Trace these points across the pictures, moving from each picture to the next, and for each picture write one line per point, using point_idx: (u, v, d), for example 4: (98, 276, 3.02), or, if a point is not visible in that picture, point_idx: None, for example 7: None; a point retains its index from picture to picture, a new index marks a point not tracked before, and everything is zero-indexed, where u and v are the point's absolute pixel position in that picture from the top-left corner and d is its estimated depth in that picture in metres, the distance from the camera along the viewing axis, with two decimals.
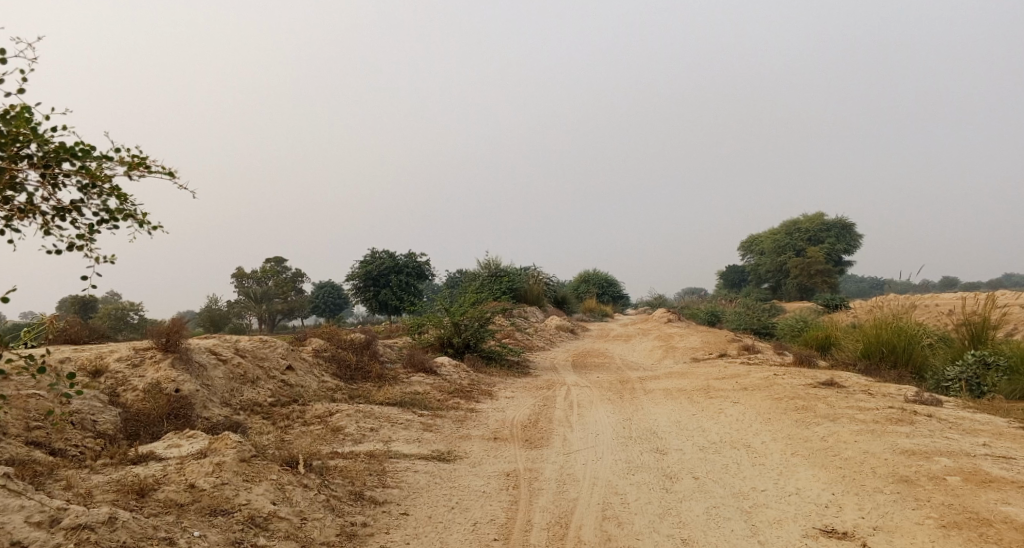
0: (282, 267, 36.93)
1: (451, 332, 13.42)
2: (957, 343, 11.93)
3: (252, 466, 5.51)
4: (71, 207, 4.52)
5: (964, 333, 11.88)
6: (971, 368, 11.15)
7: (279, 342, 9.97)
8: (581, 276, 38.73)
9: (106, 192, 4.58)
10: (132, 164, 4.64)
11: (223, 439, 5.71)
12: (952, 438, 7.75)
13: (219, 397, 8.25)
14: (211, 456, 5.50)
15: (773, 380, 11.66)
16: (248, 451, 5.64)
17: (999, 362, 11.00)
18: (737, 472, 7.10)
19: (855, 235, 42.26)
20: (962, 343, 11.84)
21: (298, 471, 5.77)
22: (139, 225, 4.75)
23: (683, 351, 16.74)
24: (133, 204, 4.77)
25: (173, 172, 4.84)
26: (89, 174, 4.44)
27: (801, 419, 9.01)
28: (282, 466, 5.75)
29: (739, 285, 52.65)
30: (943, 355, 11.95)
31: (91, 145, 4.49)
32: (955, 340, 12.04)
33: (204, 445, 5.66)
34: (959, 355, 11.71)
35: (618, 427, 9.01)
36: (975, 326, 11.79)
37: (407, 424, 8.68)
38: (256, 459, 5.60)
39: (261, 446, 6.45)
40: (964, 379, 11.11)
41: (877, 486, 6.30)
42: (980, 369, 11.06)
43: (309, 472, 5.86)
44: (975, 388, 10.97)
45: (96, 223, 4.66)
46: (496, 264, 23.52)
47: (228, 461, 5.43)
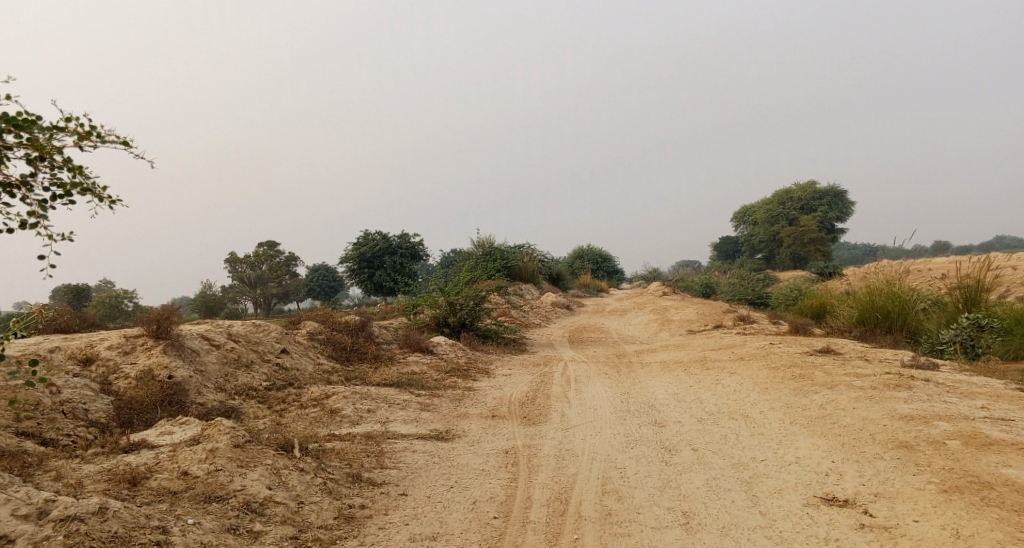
0: (275, 251, 36.76)
1: (446, 311, 13.35)
2: (951, 307, 11.97)
3: (246, 451, 5.45)
4: (21, 182, 4.41)
5: (958, 297, 11.95)
6: (965, 331, 11.15)
7: (273, 326, 9.88)
8: (576, 252, 38.64)
9: (56, 165, 4.48)
10: (82, 135, 4.53)
11: (216, 425, 5.63)
12: (950, 402, 7.73)
13: (213, 382, 8.17)
14: (204, 442, 5.43)
15: (769, 349, 11.64)
16: (242, 436, 5.58)
17: (993, 324, 11.00)
18: (736, 443, 7.08)
19: (848, 203, 42.22)
20: (956, 306, 11.89)
21: (294, 455, 5.71)
22: (97, 199, 4.64)
23: (679, 323, 16.72)
24: (89, 178, 4.67)
25: (128, 142, 4.71)
26: (34, 146, 4.33)
27: (799, 388, 8.99)
28: (277, 451, 5.69)
29: (733, 256, 52.65)
30: (937, 319, 11.97)
31: (37, 116, 4.37)
32: (949, 304, 12.05)
33: (197, 432, 5.59)
34: (953, 319, 11.75)
35: (617, 401, 8.99)
36: (969, 290, 11.86)
37: (404, 404, 8.63)
38: (250, 444, 5.54)
39: (256, 431, 6.39)
40: (959, 341, 11.13)
41: (877, 453, 6.28)
42: (974, 332, 11.06)
43: (305, 455, 5.80)
44: (970, 350, 10.97)
45: (51, 199, 4.56)
46: (490, 242, 23.42)
47: (222, 448, 5.36)
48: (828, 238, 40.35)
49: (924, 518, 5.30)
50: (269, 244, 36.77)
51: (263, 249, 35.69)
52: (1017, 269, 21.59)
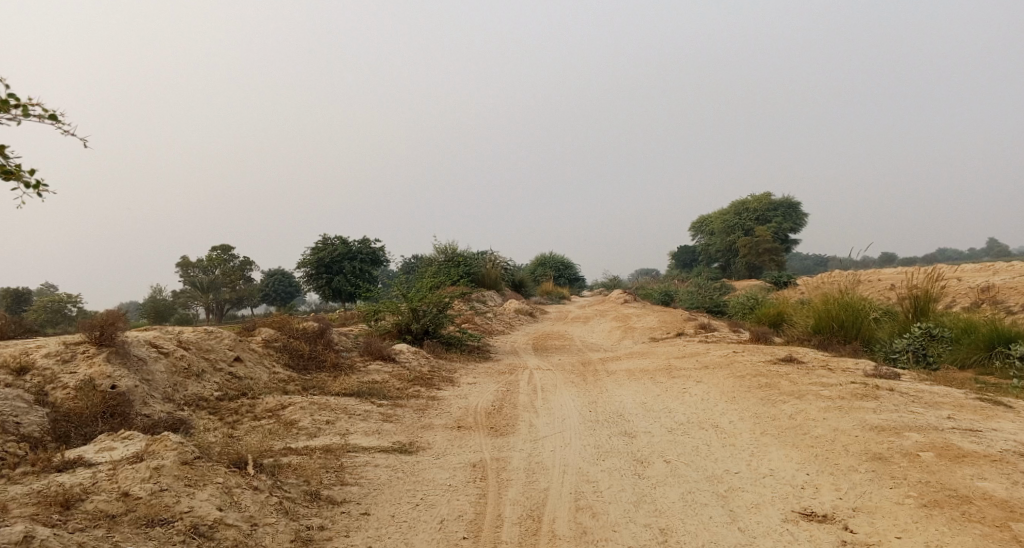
0: (229, 256, 35.89)
1: (409, 318, 13.01)
2: (901, 316, 12.00)
3: (195, 469, 5.06)
4: None
5: (907, 306, 11.98)
6: (917, 340, 11.17)
7: (226, 333, 9.44)
8: (537, 259, 38.49)
9: None
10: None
11: (162, 440, 5.22)
12: (918, 412, 7.68)
13: (161, 392, 7.74)
14: (149, 459, 5.04)
15: (733, 357, 11.56)
16: (191, 452, 5.19)
17: (945, 334, 11.08)
18: (709, 454, 6.90)
19: (801, 214, 42.87)
20: (906, 316, 11.94)
21: (248, 472, 5.34)
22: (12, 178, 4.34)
23: (642, 331, 16.61)
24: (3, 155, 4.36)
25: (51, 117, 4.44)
26: None
27: (766, 397, 8.88)
28: (229, 468, 5.31)
29: (691, 265, 53.07)
30: (888, 329, 11.99)
31: None
32: (899, 313, 12.09)
33: (141, 447, 5.18)
34: (904, 329, 11.80)
35: (584, 411, 8.77)
36: (918, 299, 11.93)
37: (365, 415, 8.29)
38: (199, 461, 5.15)
39: (207, 445, 6.00)
40: (911, 350, 11.15)
41: (852, 465, 6.15)
42: (925, 340, 11.10)
43: (260, 473, 5.43)
44: (923, 359, 10.96)
45: None
46: (452, 248, 23.10)
47: (168, 466, 4.97)
48: (783, 248, 40.89)
49: (906, 534, 5.18)
50: (224, 248, 35.86)
51: (217, 253, 34.80)
52: (963, 280, 22.04)
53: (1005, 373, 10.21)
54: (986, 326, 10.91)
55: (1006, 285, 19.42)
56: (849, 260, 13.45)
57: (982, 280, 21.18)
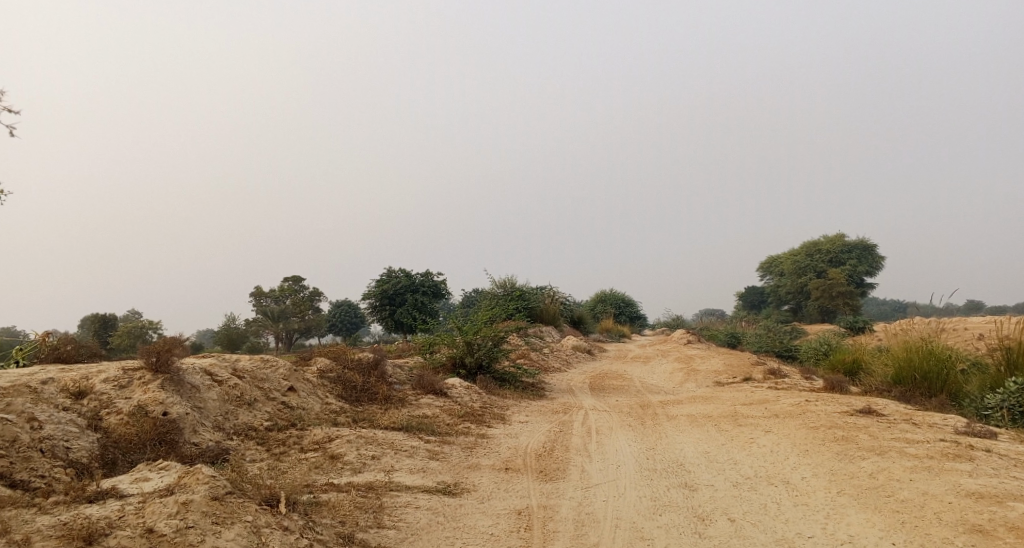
0: (299, 286, 36.51)
1: (463, 351, 12.73)
2: (992, 369, 11.05)
3: (225, 505, 4.82)
4: None
5: (999, 358, 11.05)
6: (1013, 396, 10.29)
7: (280, 362, 9.29)
8: (600, 296, 37.87)
9: None
10: None
11: (194, 474, 4.99)
12: (1021, 478, 6.89)
13: (211, 420, 7.60)
14: (178, 494, 4.82)
15: (804, 406, 10.81)
16: (223, 487, 4.95)
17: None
18: (778, 514, 6.31)
19: (878, 257, 41.06)
20: (998, 368, 11.00)
21: (279, 510, 5.07)
22: None
23: (706, 374, 15.90)
24: None
25: None
26: None
27: (843, 452, 8.18)
28: (260, 505, 5.04)
29: (759, 307, 51.50)
30: (978, 382, 11.05)
31: None
32: (990, 365, 11.18)
33: (173, 479, 4.98)
34: (997, 383, 10.85)
35: (641, 458, 8.25)
36: (1010, 350, 10.99)
37: (412, 451, 7.97)
38: (230, 496, 4.90)
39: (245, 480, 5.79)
40: (1006, 407, 10.26)
41: (946, 537, 5.62)
42: (1022, 397, 10.19)
43: (292, 512, 5.14)
44: (1019, 417, 10.10)
45: None
46: (512, 283, 22.84)
47: (196, 501, 4.74)
48: (857, 292, 39.21)
49: None
50: (295, 279, 36.56)
51: (286, 283, 35.43)
52: None
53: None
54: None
55: None
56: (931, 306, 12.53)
57: None
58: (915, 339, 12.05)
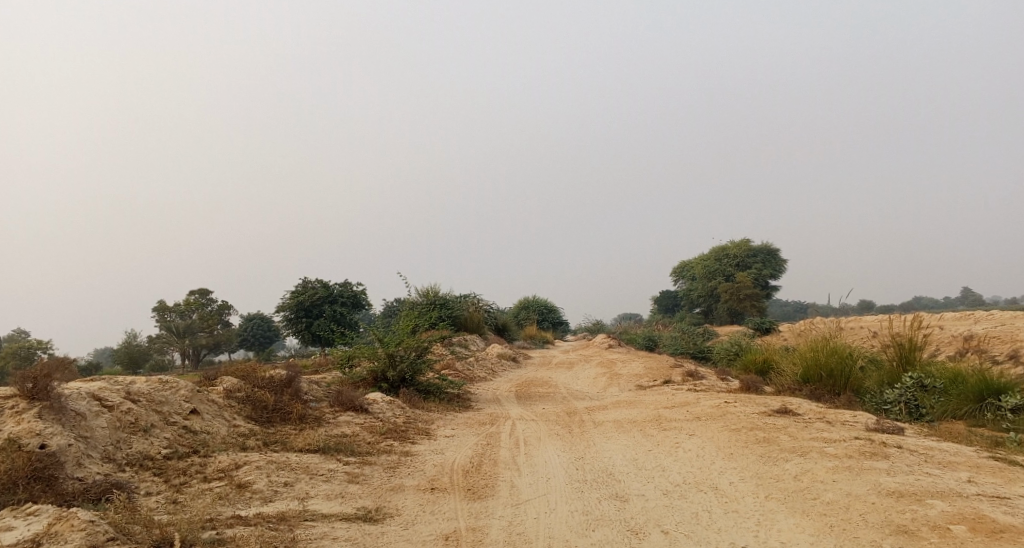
0: (206, 299, 34.98)
1: (385, 364, 12.27)
2: (888, 365, 11.46)
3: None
4: None
5: (893, 354, 11.47)
6: (909, 391, 10.67)
7: (182, 383, 8.62)
8: (520, 302, 37.74)
9: None
10: None
11: (69, 520, 4.79)
12: (934, 474, 7.01)
13: (100, 451, 6.95)
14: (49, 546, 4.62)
15: (725, 408, 10.87)
16: (103, 533, 4.80)
17: (936, 384, 10.57)
18: (711, 523, 6.20)
19: (782, 260, 42.61)
20: (892, 364, 11.42)
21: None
22: None
23: (628, 378, 15.91)
24: None
25: None
26: None
27: (766, 454, 8.19)
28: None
29: (674, 310, 52.66)
30: (876, 378, 11.42)
31: None
32: (885, 361, 11.59)
33: (44, 529, 4.75)
34: (893, 379, 11.24)
35: (570, 468, 8.03)
36: (903, 346, 11.42)
37: (329, 475, 7.51)
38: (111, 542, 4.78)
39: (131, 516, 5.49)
40: (903, 401, 10.61)
41: (874, 540, 5.61)
42: (917, 392, 10.60)
43: None
44: (914, 411, 10.47)
45: None
46: (434, 291, 22.42)
47: None
48: (763, 294, 40.54)
49: None
50: (202, 292, 35.02)
51: (193, 297, 33.88)
52: (945, 328, 21.59)
53: (1000, 427, 9.75)
54: (975, 376, 10.46)
55: (986, 334, 19.12)
56: (830, 307, 12.93)
57: (963, 329, 20.85)
58: (817, 340, 12.38)
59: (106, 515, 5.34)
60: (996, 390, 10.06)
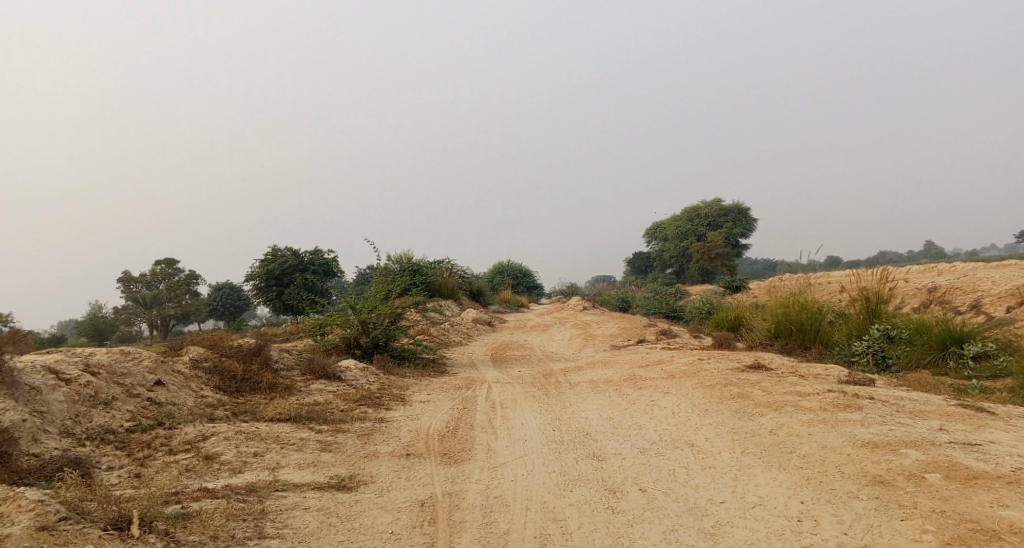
0: (174, 270, 34.38)
1: (358, 331, 12.09)
2: (855, 318, 11.48)
3: (57, 536, 4.48)
4: None
5: (860, 308, 11.48)
6: (876, 342, 10.69)
7: (145, 354, 8.37)
8: (495, 266, 37.56)
9: None
10: None
11: (16, 500, 4.60)
12: (907, 424, 7.03)
13: (57, 425, 6.75)
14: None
15: (699, 365, 10.86)
16: (54, 513, 4.61)
17: (902, 335, 10.62)
18: (688, 480, 6.17)
19: (751, 220, 42.84)
20: (859, 317, 11.46)
21: (130, 535, 4.73)
22: None
23: (603, 338, 15.89)
24: None
25: None
26: None
27: (741, 410, 8.18)
28: (106, 528, 4.76)
29: (646, 271, 52.89)
30: (844, 331, 11.49)
31: None
32: (852, 314, 11.61)
33: None
34: (861, 331, 11.28)
35: (546, 429, 7.97)
36: (870, 300, 11.44)
37: (301, 444, 7.36)
38: (63, 523, 4.59)
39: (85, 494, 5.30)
40: (871, 352, 10.64)
41: (851, 491, 5.60)
42: (884, 343, 10.62)
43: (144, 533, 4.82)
44: (881, 361, 10.50)
45: None
46: (407, 258, 22.16)
47: (17, 535, 4.37)
48: (733, 253, 40.76)
49: None
50: (168, 262, 34.38)
51: (160, 268, 33.23)
52: (910, 282, 21.87)
53: (965, 375, 9.89)
54: (938, 325, 10.59)
55: (949, 285, 19.38)
56: (797, 262, 12.93)
57: (927, 281, 21.13)
58: (785, 296, 12.43)
59: (59, 492, 5.17)
60: (957, 338, 10.22)
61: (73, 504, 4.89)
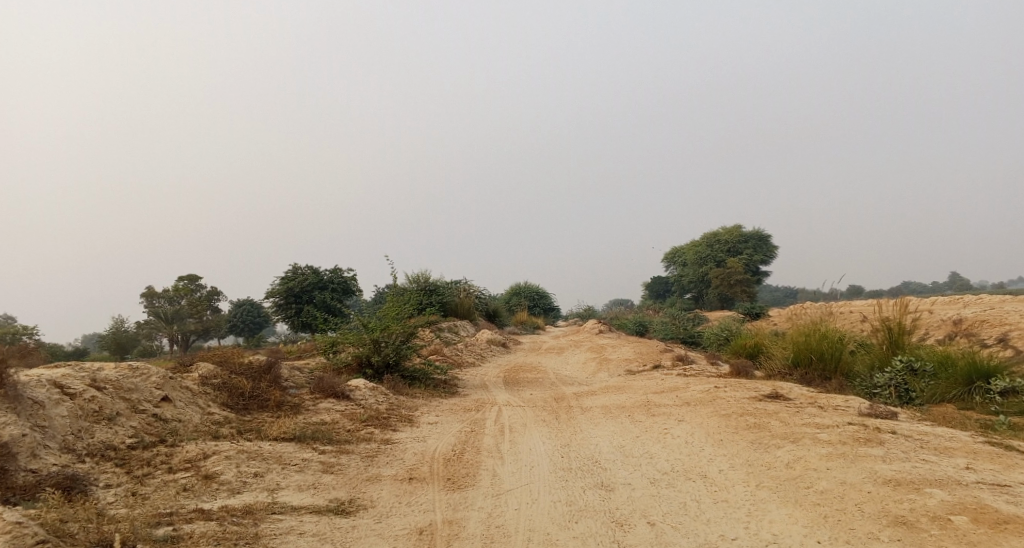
0: (194, 285, 34.56)
1: (370, 350, 11.92)
2: (877, 348, 11.19)
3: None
4: None
5: (882, 338, 11.19)
6: (899, 375, 10.38)
7: (152, 368, 8.26)
8: (513, 288, 37.37)
9: None
10: None
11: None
12: (932, 461, 6.73)
13: (58, 441, 6.63)
14: None
15: (714, 393, 10.60)
16: (31, 536, 4.53)
17: (926, 368, 10.32)
18: (699, 514, 5.92)
19: (772, 246, 42.38)
20: (882, 348, 11.16)
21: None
22: None
23: (618, 363, 15.63)
24: None
25: None
26: None
27: (757, 441, 7.91)
28: None
29: (664, 295, 52.46)
30: (865, 362, 11.17)
31: None
32: (875, 345, 11.31)
33: None
34: (883, 362, 10.98)
35: (555, 456, 7.74)
36: (892, 331, 11.15)
37: (303, 465, 7.19)
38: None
39: (73, 514, 5.18)
40: (893, 385, 10.33)
41: (871, 532, 5.33)
42: (908, 376, 10.32)
43: None
44: (904, 395, 10.18)
45: None
46: (424, 277, 22.06)
47: None
48: (753, 279, 40.31)
49: None
50: (190, 277, 34.56)
51: (180, 283, 33.40)
52: (934, 312, 21.40)
53: (990, 410, 9.57)
54: (963, 359, 10.27)
55: (975, 318, 18.91)
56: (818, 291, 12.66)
57: (952, 313, 20.65)
58: (805, 325, 12.13)
59: (43, 512, 5.06)
60: (984, 373, 9.89)
61: (54, 526, 4.79)
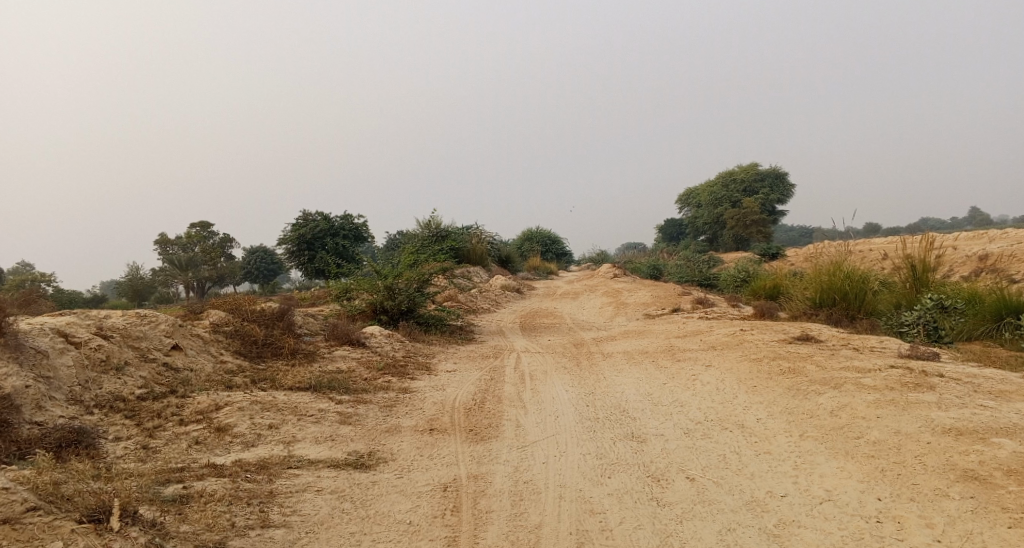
0: (207, 233, 34.27)
1: (383, 296, 11.49)
2: (901, 287, 10.69)
3: (21, 531, 4.09)
4: None
5: (904, 277, 10.67)
6: (928, 313, 9.62)
7: (162, 316, 7.88)
8: (525, 233, 36.79)
9: None
10: None
11: None
12: (990, 407, 6.28)
13: (64, 392, 6.30)
14: None
15: (742, 336, 10.14)
16: (21, 503, 4.23)
17: (956, 305, 9.67)
18: (742, 467, 5.52)
19: (789, 185, 41.39)
20: (906, 287, 10.60)
21: (108, 528, 4.28)
22: None
23: (636, 307, 15.19)
24: None
25: None
26: None
27: (795, 387, 7.47)
28: (82, 519, 4.33)
29: (678, 238, 51.68)
30: (889, 300, 10.65)
31: None
32: (898, 285, 10.78)
33: None
34: (910, 302, 10.39)
35: (581, 405, 7.34)
36: (915, 268, 10.59)
37: (319, 416, 6.83)
38: (29, 514, 4.19)
39: (70, 477, 4.82)
40: (921, 324, 9.59)
41: (938, 488, 4.92)
42: (937, 314, 9.60)
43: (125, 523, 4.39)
44: (934, 333, 9.49)
45: None
46: (436, 223, 21.54)
47: None
48: (770, 219, 39.50)
49: None
50: (202, 225, 34.09)
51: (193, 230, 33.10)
52: (957, 248, 20.71)
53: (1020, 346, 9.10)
54: (992, 295, 9.78)
55: (1001, 253, 18.24)
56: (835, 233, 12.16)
57: (977, 249, 19.94)
58: (827, 262, 11.63)
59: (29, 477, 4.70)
60: (1014, 309, 9.42)
61: (47, 490, 4.48)
